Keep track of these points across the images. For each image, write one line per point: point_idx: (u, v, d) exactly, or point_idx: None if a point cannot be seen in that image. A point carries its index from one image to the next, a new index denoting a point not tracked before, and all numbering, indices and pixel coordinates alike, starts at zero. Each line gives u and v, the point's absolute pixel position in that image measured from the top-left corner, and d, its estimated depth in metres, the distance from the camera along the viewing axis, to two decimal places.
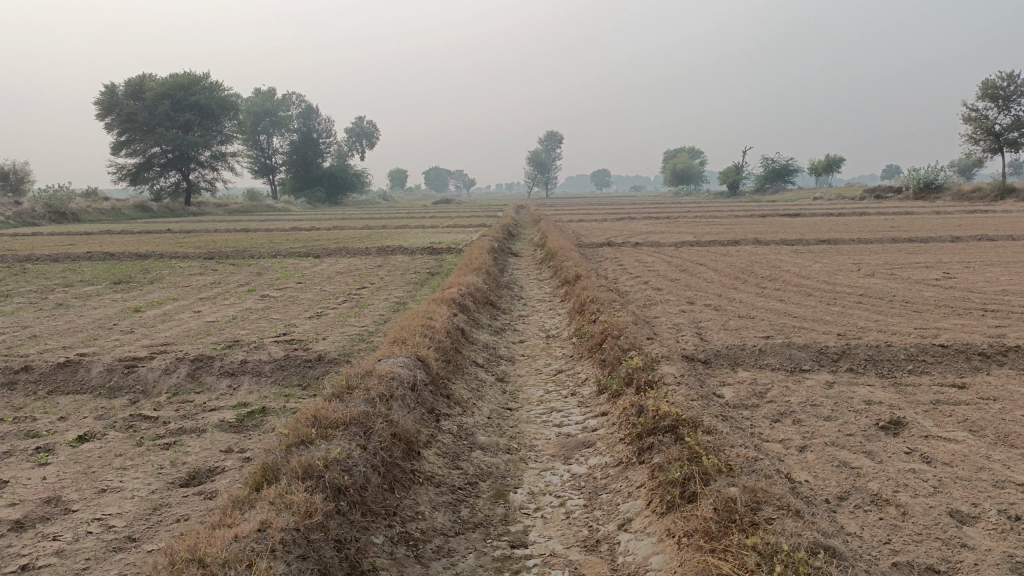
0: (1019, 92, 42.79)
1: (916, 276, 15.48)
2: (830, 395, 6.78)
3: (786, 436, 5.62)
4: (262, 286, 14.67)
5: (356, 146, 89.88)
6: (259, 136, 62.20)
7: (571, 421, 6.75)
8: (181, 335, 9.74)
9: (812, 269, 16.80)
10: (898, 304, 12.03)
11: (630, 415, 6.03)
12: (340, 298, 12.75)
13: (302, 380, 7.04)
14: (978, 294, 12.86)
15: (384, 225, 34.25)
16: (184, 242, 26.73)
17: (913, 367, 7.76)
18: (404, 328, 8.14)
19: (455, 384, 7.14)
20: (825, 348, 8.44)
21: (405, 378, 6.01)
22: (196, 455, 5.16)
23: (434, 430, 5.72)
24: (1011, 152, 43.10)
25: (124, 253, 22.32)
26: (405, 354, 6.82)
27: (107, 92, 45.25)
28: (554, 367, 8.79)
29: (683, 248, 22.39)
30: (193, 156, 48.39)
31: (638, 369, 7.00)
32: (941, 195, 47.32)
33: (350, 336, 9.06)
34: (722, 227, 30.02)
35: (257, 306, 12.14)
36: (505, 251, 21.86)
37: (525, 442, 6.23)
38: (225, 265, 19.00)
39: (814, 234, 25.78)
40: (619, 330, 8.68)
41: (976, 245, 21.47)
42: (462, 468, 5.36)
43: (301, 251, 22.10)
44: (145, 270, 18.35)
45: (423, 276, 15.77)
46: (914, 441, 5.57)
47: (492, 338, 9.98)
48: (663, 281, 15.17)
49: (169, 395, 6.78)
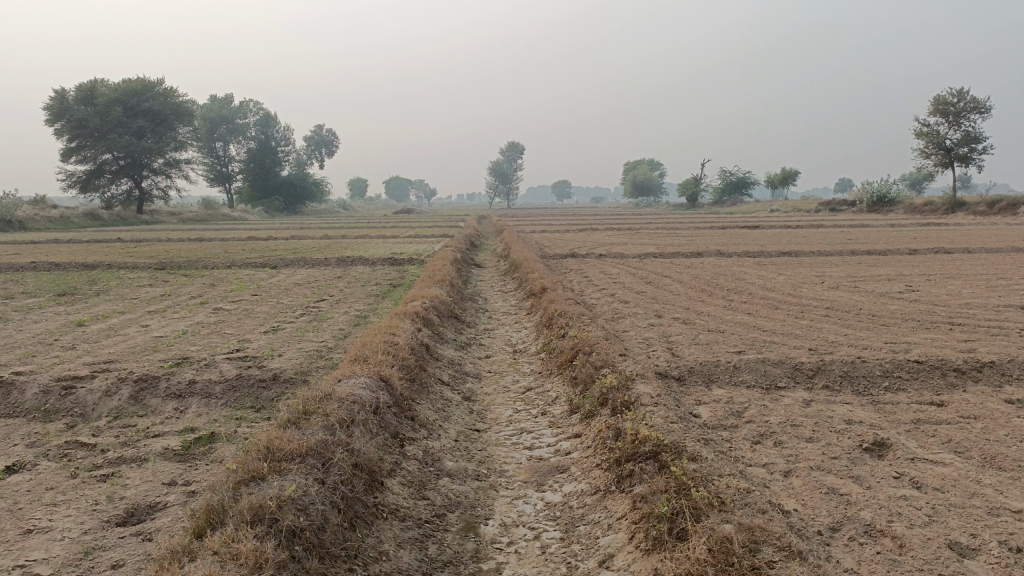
0: (969, 108, 43.87)
1: (879, 288, 15.49)
2: (809, 415, 6.54)
3: (770, 460, 5.34)
4: (215, 299, 14.10)
5: (315, 154, 88.72)
6: (215, 143, 60.98)
7: (543, 444, 6.42)
8: (126, 352, 9.17)
9: (776, 281, 16.78)
10: (866, 317, 11.96)
11: (606, 438, 5.71)
12: (297, 312, 12.26)
13: (255, 402, 6.59)
14: (942, 307, 12.87)
15: (343, 235, 33.65)
16: (135, 252, 25.87)
17: (889, 384, 7.59)
18: (365, 345, 7.71)
19: (419, 405, 6.75)
20: (800, 364, 8.23)
21: (367, 401, 5.60)
22: (135, 489, 4.70)
23: (397, 457, 5.33)
24: (962, 167, 44.15)
25: (71, 263, 21.44)
26: (367, 374, 6.41)
27: (56, 97, 43.85)
28: (522, 384, 8.45)
29: (647, 259, 22.29)
30: (145, 163, 47.16)
31: (613, 389, 6.69)
32: (895, 208, 48.25)
33: (308, 353, 8.61)
34: (684, 239, 30.02)
35: (210, 320, 11.60)
36: (468, 262, 21.53)
37: (494, 467, 5.87)
38: (177, 276, 18.31)
39: (775, 247, 25.90)
40: (590, 346, 8.38)
41: (933, 258, 21.74)
42: (429, 499, 4.98)
43: (257, 262, 21.48)
44: (92, 281, 17.57)
45: (385, 288, 15.31)
46: (901, 464, 5.35)
47: (457, 353, 9.61)
48: (630, 293, 14.95)
49: (110, 419, 6.28)
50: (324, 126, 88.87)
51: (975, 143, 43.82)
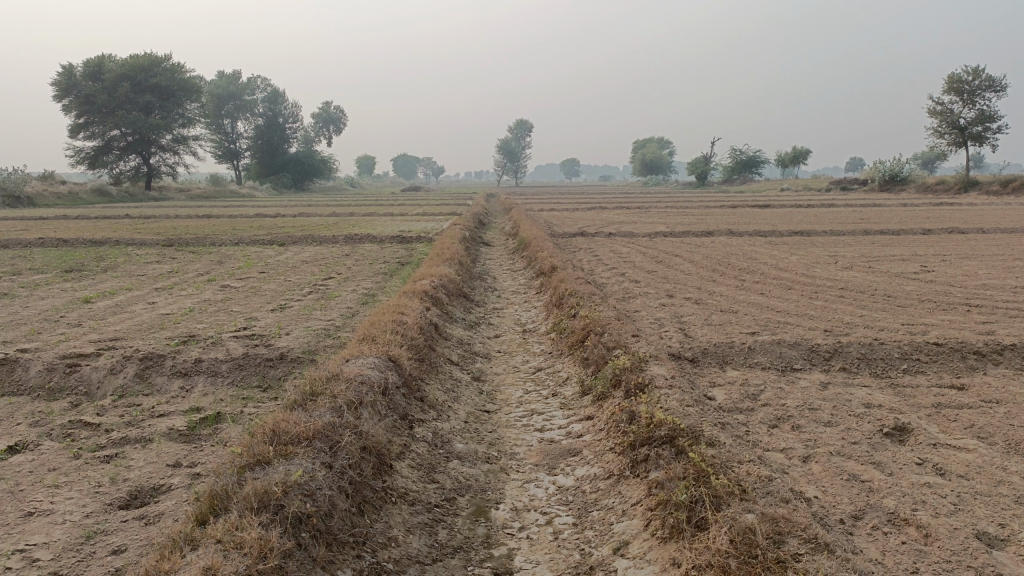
0: (984, 86, 43.21)
1: (894, 269, 15.26)
2: (827, 398, 6.40)
3: (788, 445, 5.21)
4: (223, 275, 14.01)
5: (323, 131, 88.31)
6: (222, 120, 60.72)
7: (554, 426, 6.29)
8: (132, 330, 9.08)
9: (789, 261, 16.56)
10: (881, 298, 11.77)
11: (619, 421, 5.58)
12: (304, 289, 12.14)
13: (262, 382, 6.48)
14: (958, 288, 12.68)
15: (352, 213, 33.50)
16: (143, 229, 25.83)
17: (908, 367, 7.43)
18: (374, 324, 7.58)
19: (428, 386, 6.63)
20: (817, 346, 8.07)
21: (376, 381, 5.49)
22: (139, 471, 4.59)
23: (406, 439, 5.22)
24: (975, 145, 43.57)
25: (79, 240, 21.38)
26: (375, 354, 6.29)
27: (63, 72, 43.61)
28: (532, 364, 8.33)
29: (657, 238, 22.07)
30: (153, 140, 47.04)
31: (626, 370, 6.54)
32: (907, 187, 47.74)
33: (315, 332, 8.50)
34: (694, 218, 29.74)
35: (216, 297, 11.50)
36: (476, 240, 21.38)
37: (505, 449, 5.75)
38: (185, 253, 18.22)
39: (786, 226, 25.63)
40: (602, 326, 8.23)
41: (947, 238, 21.45)
42: (439, 482, 4.87)
43: (265, 239, 21.36)
44: (99, 258, 17.50)
45: (393, 266, 15.19)
46: (923, 450, 5.21)
47: (466, 333, 9.48)
48: (640, 273, 14.78)
49: (115, 398, 6.19)
50: (331, 103, 88.33)
51: (990, 122, 43.19)
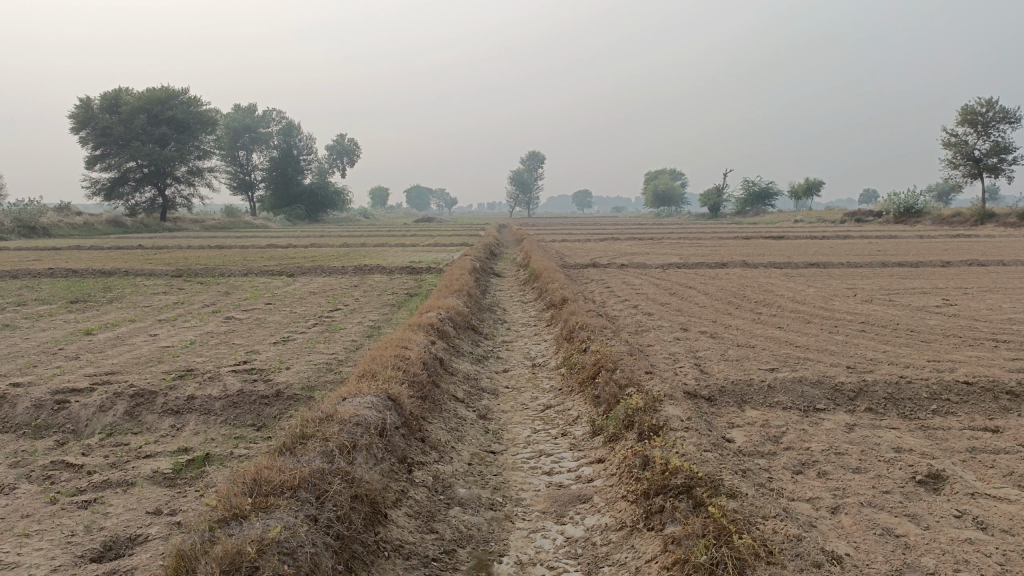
0: (998, 118, 42.94)
1: (914, 302, 14.86)
2: (854, 442, 6.01)
3: (815, 494, 4.86)
4: (228, 306, 13.79)
5: (337, 163, 88.99)
6: (238, 152, 61.17)
7: (563, 469, 5.94)
8: (130, 363, 8.81)
9: (806, 293, 16.18)
10: (903, 333, 11.37)
11: (631, 467, 5.22)
12: (310, 322, 11.88)
13: (256, 420, 6.17)
14: (983, 323, 12.26)
15: (362, 244, 33.40)
16: (154, 259, 25.78)
17: (937, 408, 7.03)
18: (374, 360, 7.27)
19: (430, 425, 6.30)
20: (840, 384, 7.68)
21: (373, 421, 5.17)
22: (116, 519, 4.28)
23: (404, 485, 4.88)
24: (991, 177, 43.18)
25: (89, 270, 21.29)
26: (375, 392, 5.96)
27: (82, 105, 44.14)
28: (541, 401, 7.98)
29: (670, 270, 21.77)
30: (169, 172, 47.37)
31: (639, 411, 6.18)
32: (922, 219, 47.28)
33: (316, 366, 8.21)
34: (707, 249, 29.40)
35: (219, 329, 11.24)
36: (487, 272, 21.15)
37: (510, 495, 5.40)
38: (192, 284, 18.05)
39: (802, 257, 25.25)
40: (614, 362, 7.90)
41: (966, 270, 21.00)
42: (437, 532, 4.52)
43: (275, 270, 21.21)
44: (106, 288, 17.35)
45: (401, 298, 14.93)
46: (961, 500, 4.83)
47: (473, 368, 9.17)
48: (654, 305, 14.46)
49: (102, 437, 5.89)
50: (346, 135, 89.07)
51: (1005, 153, 42.83)
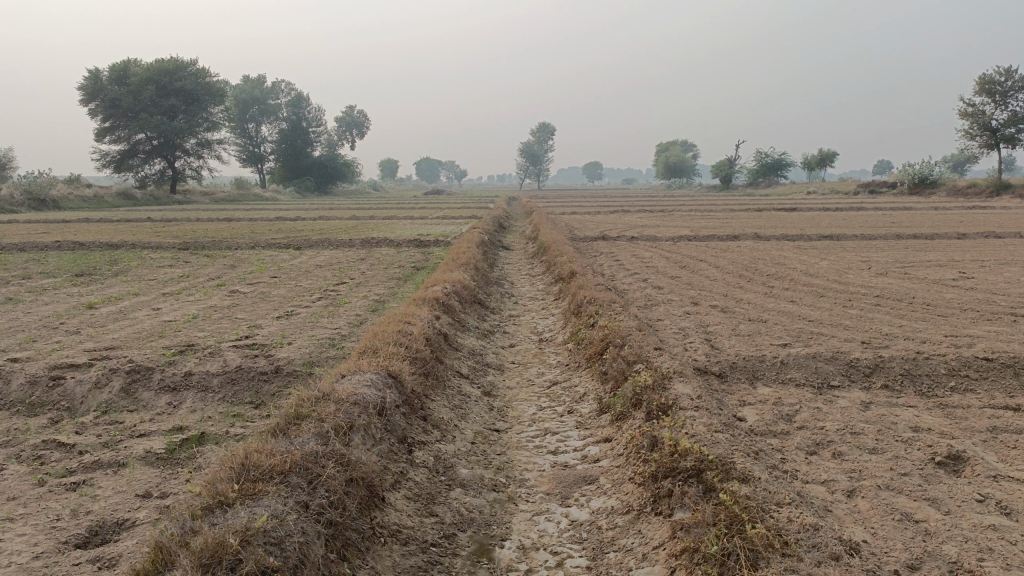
0: (1017, 87, 42.04)
1: (930, 275, 14.56)
2: (870, 421, 5.81)
3: (830, 476, 4.68)
4: (233, 280, 13.64)
5: (346, 135, 88.52)
6: (247, 124, 60.75)
7: (569, 448, 5.78)
8: (130, 338, 8.68)
9: (820, 266, 15.90)
10: (919, 307, 11.09)
11: (639, 447, 5.03)
12: (315, 295, 11.73)
13: (254, 398, 6.02)
14: (1001, 296, 11.97)
15: (370, 216, 33.20)
16: (162, 231, 25.66)
17: (956, 385, 6.82)
18: (376, 335, 7.10)
19: (433, 402, 6.14)
20: (855, 360, 7.46)
21: (371, 400, 4.99)
22: (104, 502, 4.14)
23: (404, 466, 4.72)
24: (1008, 147, 42.39)
25: (95, 242, 21.19)
26: (375, 369, 5.79)
27: (90, 76, 43.85)
28: (547, 378, 7.81)
29: (681, 242, 21.47)
30: (178, 143, 47.18)
31: (648, 389, 5.99)
32: (937, 190, 46.58)
33: (318, 342, 8.06)
34: (719, 221, 29.10)
35: (222, 303, 11.09)
36: (495, 245, 20.94)
37: (514, 475, 5.24)
38: (198, 257, 17.91)
39: (815, 229, 24.90)
40: (622, 337, 7.70)
41: (982, 242, 20.61)
42: (438, 515, 4.36)
43: (282, 242, 21.05)
44: (112, 261, 17.24)
45: (408, 271, 14.74)
46: (983, 483, 4.63)
47: (479, 342, 9.00)
48: (664, 278, 14.23)
49: (97, 415, 5.77)
50: (355, 107, 88.46)
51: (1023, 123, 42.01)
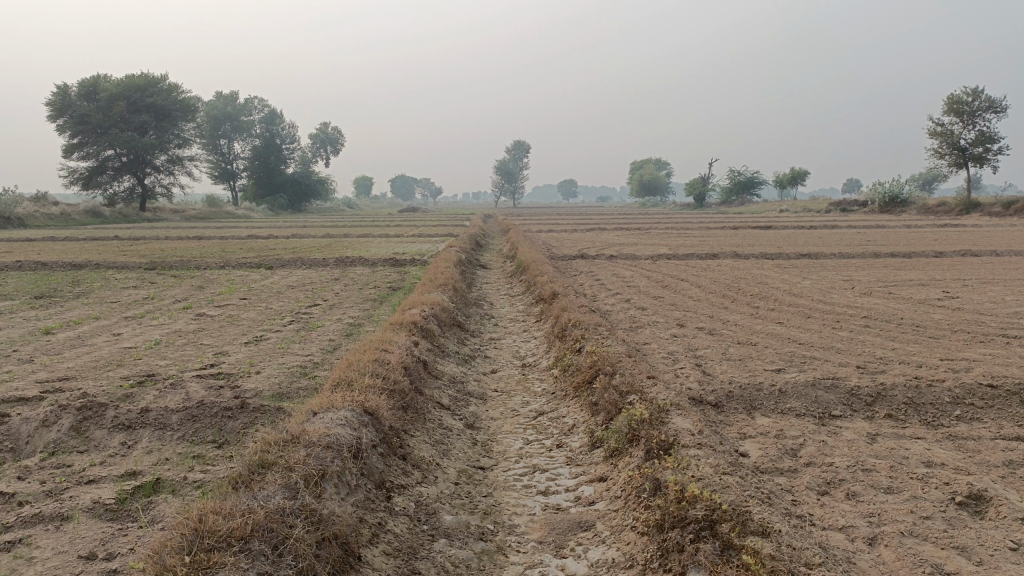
0: (985, 107, 42.67)
1: (915, 295, 14.37)
2: (881, 455, 5.46)
3: (848, 522, 4.30)
4: (201, 302, 13.06)
5: (321, 151, 87.86)
6: (219, 140, 59.84)
7: (561, 488, 5.35)
8: (87, 367, 8.11)
9: (803, 286, 15.67)
10: (910, 329, 10.83)
11: (640, 491, 4.62)
12: (286, 319, 11.22)
13: (217, 436, 5.53)
14: (989, 317, 11.75)
15: (345, 235, 32.64)
16: (129, 251, 24.89)
17: (962, 414, 6.50)
18: (351, 365, 6.63)
19: (412, 439, 5.69)
20: (856, 388, 7.12)
21: (346, 442, 4.54)
22: (41, 566, 3.63)
23: (382, 516, 4.25)
24: (977, 166, 42.93)
25: (58, 262, 20.44)
26: (350, 404, 5.33)
27: (58, 92, 42.94)
28: (532, 407, 7.40)
29: (660, 261, 21.23)
30: (148, 160, 46.26)
31: (643, 422, 5.59)
32: (907, 208, 47.01)
33: (289, 371, 7.57)
34: (696, 240, 28.99)
35: (188, 327, 10.54)
36: (473, 263, 20.56)
37: (502, 522, 4.79)
38: (165, 278, 17.28)
39: (793, 248, 24.80)
40: (612, 365, 7.31)
41: (960, 261, 20.58)
42: (420, 574, 3.89)
43: (253, 262, 20.47)
44: (75, 282, 16.55)
45: (384, 292, 14.28)
46: (1012, 527, 4.27)
47: (460, 369, 8.56)
48: (646, 299, 13.91)
49: (43, 457, 5.24)
50: (329, 124, 87.99)
51: (991, 143, 42.60)
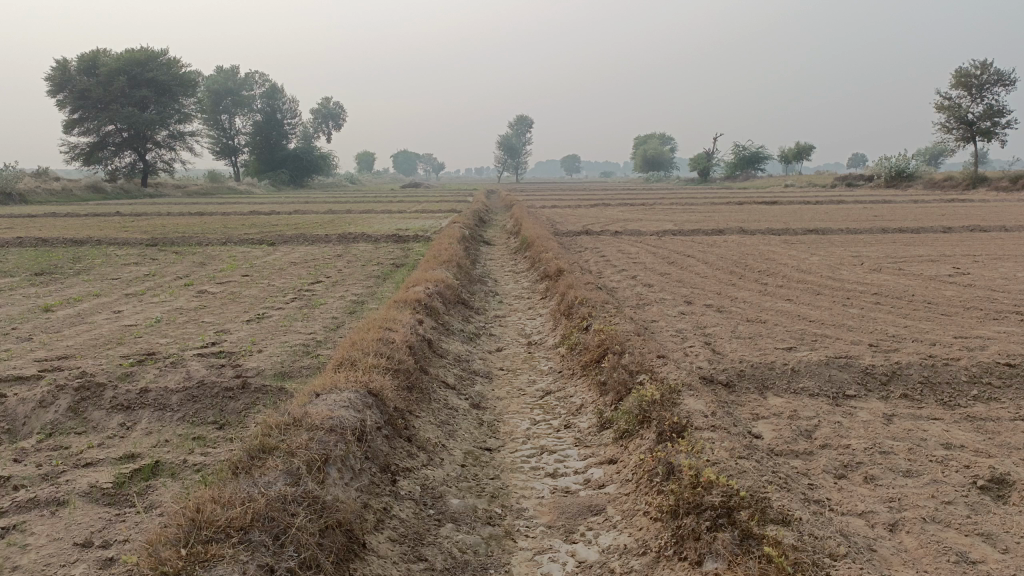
0: (993, 80, 42.06)
1: (924, 271, 14.17)
2: (899, 437, 5.32)
3: (868, 507, 4.16)
4: (202, 279, 12.91)
5: (322, 127, 87.29)
6: (220, 116, 59.37)
7: (570, 470, 5.22)
8: (86, 345, 7.99)
9: (811, 262, 15.47)
10: (921, 306, 10.65)
11: (653, 475, 4.49)
12: (288, 296, 11.07)
13: (218, 416, 5.40)
14: (1002, 294, 11.56)
15: (347, 211, 32.36)
16: (131, 227, 24.76)
17: (979, 394, 6.35)
18: (355, 344, 6.50)
19: (417, 420, 5.56)
20: (870, 367, 6.97)
21: (350, 424, 4.40)
22: (35, 554, 3.50)
23: (387, 500, 4.12)
24: (984, 141, 42.41)
25: (59, 239, 20.30)
26: (353, 384, 5.20)
27: (57, 67, 42.57)
28: (539, 386, 7.26)
29: (665, 237, 21.03)
30: (149, 135, 45.97)
31: (654, 403, 5.46)
32: (913, 183, 46.55)
33: (291, 350, 7.44)
34: (701, 215, 28.73)
35: (189, 304, 10.40)
36: (476, 239, 20.40)
37: (510, 505, 4.67)
38: (167, 254, 17.12)
39: (799, 223, 24.54)
40: (621, 344, 7.17)
41: (969, 236, 20.33)
42: (427, 561, 3.75)
43: (254, 238, 20.33)
44: (76, 259, 16.41)
45: (387, 269, 14.12)
46: None
47: (465, 347, 8.44)
48: (652, 275, 13.74)
49: (41, 438, 5.12)
50: (331, 99, 87.31)
51: (998, 116, 42.06)
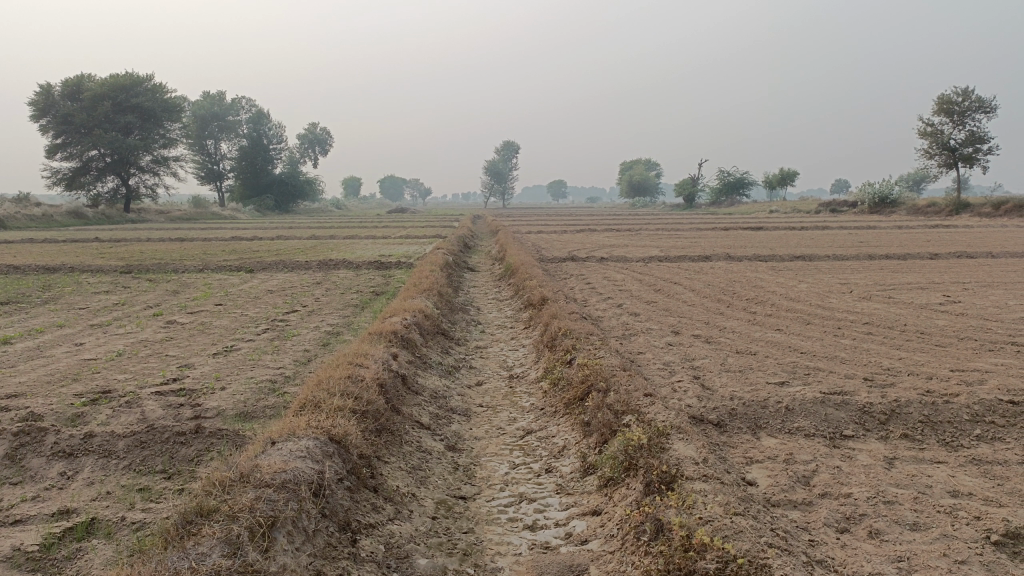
0: (974, 107, 42.42)
1: (915, 299, 13.91)
2: (903, 484, 4.96)
3: (874, 568, 3.79)
4: (173, 309, 12.44)
5: (308, 152, 87.01)
6: (205, 141, 58.94)
7: (551, 522, 4.81)
8: (39, 382, 7.52)
9: (800, 290, 15.18)
10: (914, 336, 10.35)
11: (640, 532, 4.11)
12: (261, 327, 10.64)
13: (168, 465, 4.98)
14: (995, 323, 11.28)
15: (331, 236, 31.96)
16: (107, 253, 24.23)
17: (983, 434, 6.01)
18: (322, 383, 6.09)
19: (386, 467, 5.15)
20: (867, 404, 6.61)
21: (305, 479, 4.00)
22: None
23: (345, 565, 3.69)
24: (967, 167, 42.66)
25: (31, 266, 19.75)
26: (314, 431, 4.79)
27: (41, 92, 42.12)
28: (519, 425, 6.86)
29: (652, 263, 20.75)
30: (132, 161, 45.46)
31: (640, 447, 5.09)
32: (897, 209, 46.72)
33: (256, 387, 7.01)
34: (687, 241, 28.53)
35: (155, 336, 9.94)
36: (460, 266, 20.06)
37: (484, 564, 4.26)
38: (140, 282, 16.62)
39: (786, 249, 24.36)
40: (606, 381, 6.79)
41: (957, 263, 20.15)
42: None
43: (233, 265, 19.86)
44: (46, 287, 15.87)
45: (366, 297, 13.72)
46: None
47: (443, 382, 8.04)
48: (639, 304, 13.40)
49: None
50: (318, 125, 87.07)
51: (980, 143, 42.36)
